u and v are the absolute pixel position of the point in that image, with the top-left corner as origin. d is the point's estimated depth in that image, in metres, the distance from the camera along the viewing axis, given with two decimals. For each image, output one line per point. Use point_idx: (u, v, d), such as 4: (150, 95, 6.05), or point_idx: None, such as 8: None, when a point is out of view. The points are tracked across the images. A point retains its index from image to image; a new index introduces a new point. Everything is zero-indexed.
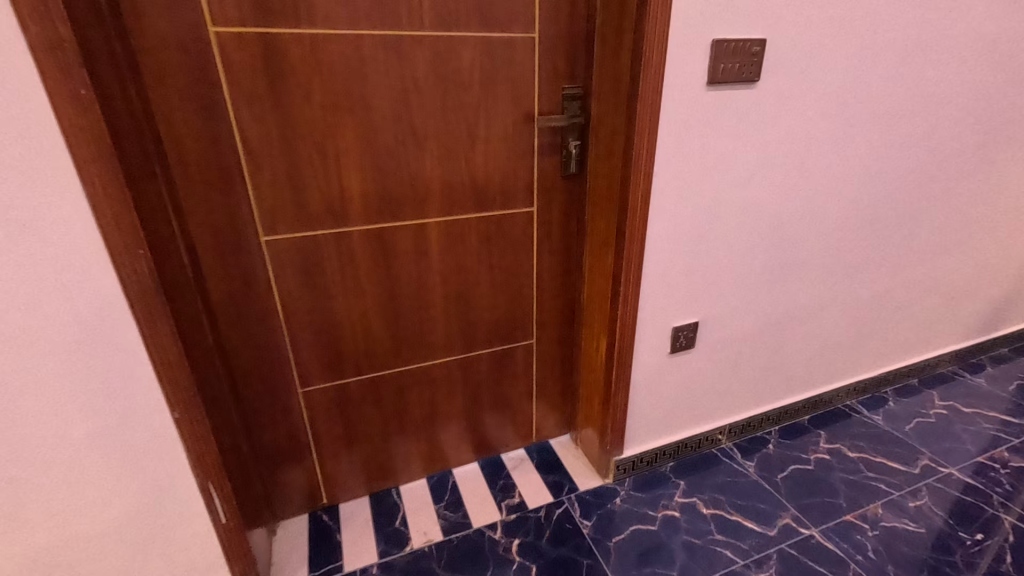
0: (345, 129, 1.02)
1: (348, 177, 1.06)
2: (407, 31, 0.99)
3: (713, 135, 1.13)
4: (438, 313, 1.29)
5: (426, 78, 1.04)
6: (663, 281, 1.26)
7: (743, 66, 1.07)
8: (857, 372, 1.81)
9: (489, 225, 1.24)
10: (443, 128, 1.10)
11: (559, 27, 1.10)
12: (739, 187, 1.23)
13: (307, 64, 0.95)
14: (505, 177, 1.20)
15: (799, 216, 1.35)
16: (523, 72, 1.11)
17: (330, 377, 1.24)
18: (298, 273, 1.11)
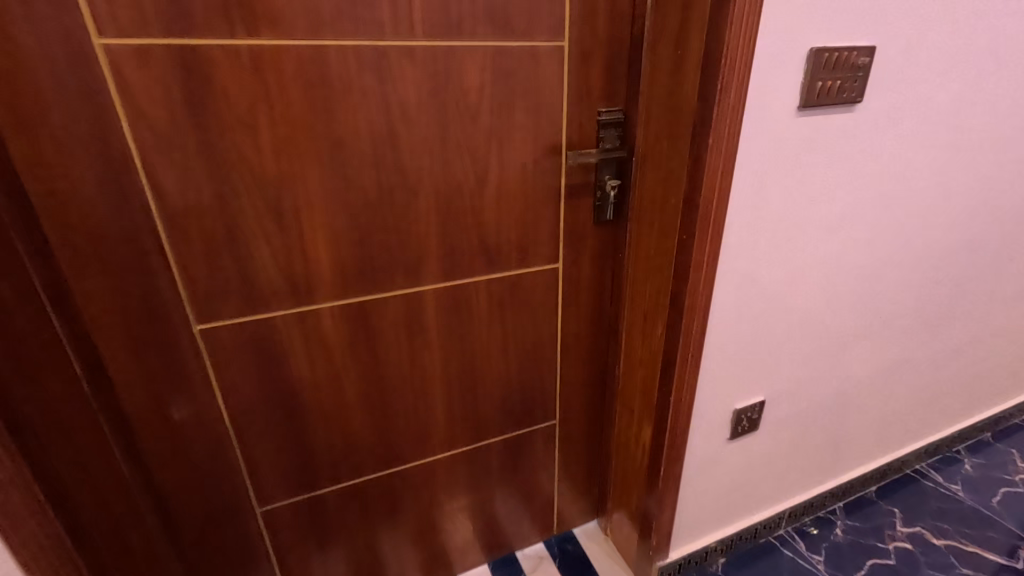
0: (308, 177, 0.74)
1: (314, 240, 0.78)
2: (391, 42, 0.71)
3: (800, 174, 0.85)
4: (438, 399, 1.01)
5: (417, 105, 0.76)
6: (726, 356, 0.99)
7: (846, 83, 0.79)
8: (930, 433, 1.54)
9: (501, 290, 0.96)
10: (442, 169, 0.82)
11: (596, 33, 0.82)
12: (823, 236, 0.95)
13: (252, 90, 0.67)
14: (522, 229, 0.92)
15: (888, 266, 1.08)
16: (548, 93, 0.84)
17: (300, 489, 0.95)
18: (250, 367, 0.82)
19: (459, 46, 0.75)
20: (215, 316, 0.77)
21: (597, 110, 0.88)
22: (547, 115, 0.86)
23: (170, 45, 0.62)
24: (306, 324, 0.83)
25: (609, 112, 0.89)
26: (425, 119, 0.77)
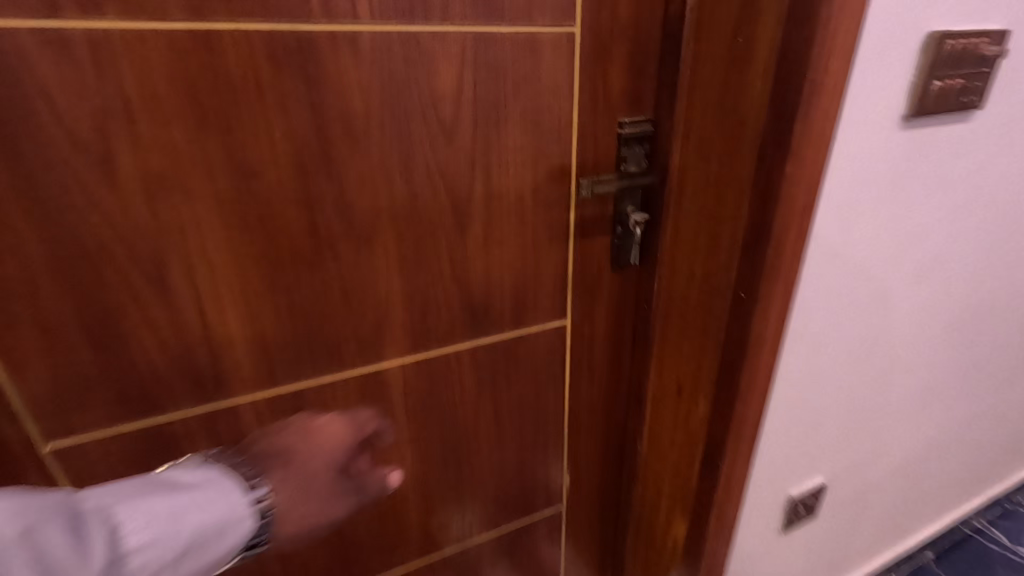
0: (202, 227, 0.50)
1: (219, 314, 0.54)
2: (319, 26, 0.48)
3: (890, 208, 0.64)
4: (411, 498, 0.78)
5: (367, 119, 0.53)
6: (783, 437, 0.77)
7: (968, 82, 0.58)
8: (994, 485, 1.33)
9: (494, 357, 0.73)
10: (405, 208, 0.58)
11: (615, 17, 0.59)
12: (909, 283, 0.73)
13: (98, 101, 0.43)
14: (521, 278, 0.69)
15: (978, 311, 0.86)
16: (552, 100, 0.61)
17: None
18: None
19: (427, 32, 0.52)
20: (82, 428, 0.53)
21: (617, 121, 0.65)
22: (554, 129, 0.62)
23: None
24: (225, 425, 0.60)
25: (632, 124, 0.65)
26: (381, 138, 0.54)
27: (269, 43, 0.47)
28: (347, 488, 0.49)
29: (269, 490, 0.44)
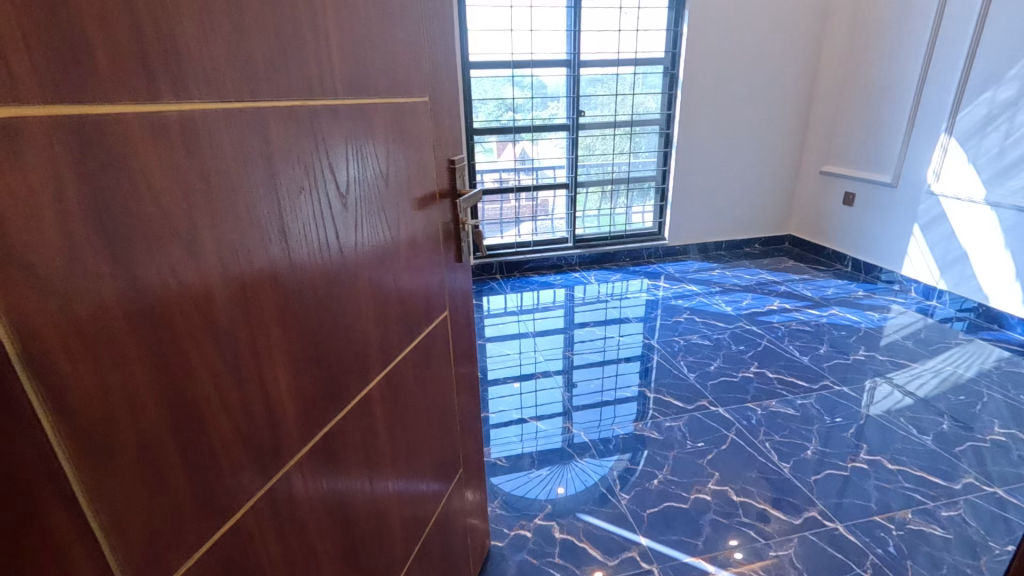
0: (271, 277, 0.57)
1: (284, 357, 0.61)
2: (318, 99, 0.61)
3: None
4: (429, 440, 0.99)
5: (294, 174, 0.58)
6: None
7: None
8: None
9: (426, 351, 0.95)
10: (370, 238, 0.74)
11: (440, 87, 0.91)
12: None
13: (248, 174, 0.52)
14: (404, 284, 0.85)
15: None
16: (426, 144, 0.88)
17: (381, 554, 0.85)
18: (289, 509, 0.64)
19: (348, 103, 0.66)
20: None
21: (449, 157, 0.97)
22: (393, 163, 0.77)
23: (187, 111, 0.46)
24: (255, 513, 0.58)
25: (458, 159, 1.00)
26: (359, 180, 0.70)
27: (262, 115, 0.53)
28: (445, 229, 1.00)
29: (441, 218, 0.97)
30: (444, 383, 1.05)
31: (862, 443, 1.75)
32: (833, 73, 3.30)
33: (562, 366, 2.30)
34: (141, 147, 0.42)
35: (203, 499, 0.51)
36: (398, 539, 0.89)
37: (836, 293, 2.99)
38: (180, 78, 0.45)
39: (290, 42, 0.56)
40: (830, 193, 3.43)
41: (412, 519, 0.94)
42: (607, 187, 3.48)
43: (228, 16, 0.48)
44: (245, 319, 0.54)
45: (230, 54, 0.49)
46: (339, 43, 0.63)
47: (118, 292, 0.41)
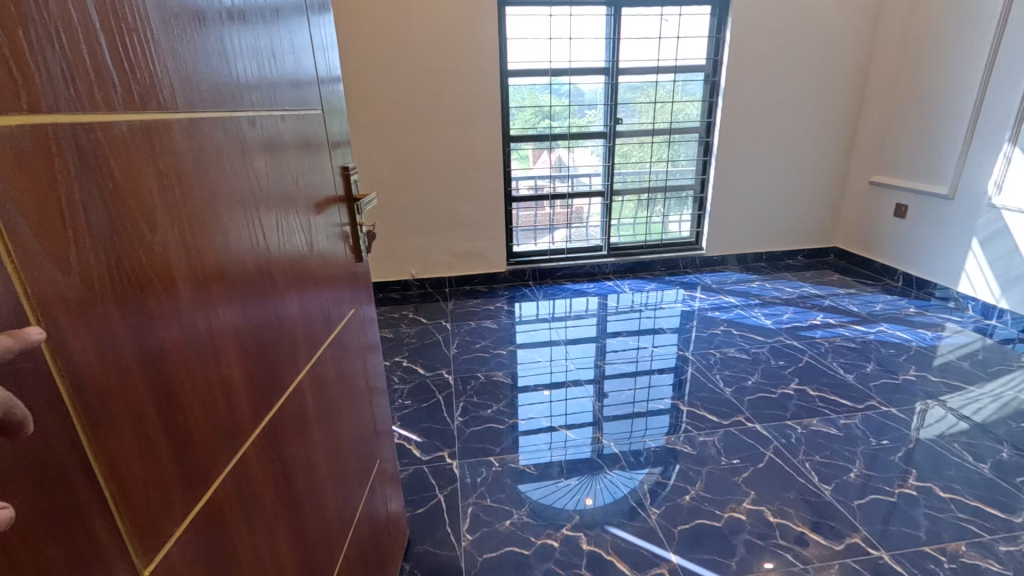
0: (217, 270, 0.60)
1: (233, 348, 0.63)
2: (241, 106, 0.65)
3: None
4: (354, 429, 1.05)
5: (227, 177, 0.62)
6: None
7: None
8: None
9: (342, 347, 1.00)
10: (290, 238, 0.77)
11: (330, 98, 0.96)
12: None
13: (191, 176, 0.56)
14: (318, 283, 0.89)
15: None
16: (324, 151, 0.93)
17: (323, 543, 0.89)
18: (247, 494, 0.67)
19: (263, 111, 0.71)
20: (141, 563, 0.48)
21: (344, 163, 1.02)
22: (298, 169, 0.81)
23: (148, 119, 0.50)
24: (223, 496, 0.61)
25: (353, 166, 1.05)
26: (277, 182, 0.74)
27: (201, 122, 0.58)
28: (346, 232, 1.04)
29: (343, 222, 1.03)
30: (360, 380, 1.09)
31: (910, 468, 1.66)
32: (884, 79, 3.17)
33: (593, 376, 2.28)
34: (118, 148, 0.45)
35: (182, 475, 0.54)
36: (334, 521, 0.94)
37: (885, 309, 2.85)
38: (143, 91, 0.49)
39: (219, 56, 0.61)
40: (880, 204, 3.29)
41: (343, 504, 0.98)
42: (643, 195, 3.44)
43: (168, 34, 0.53)
44: (204, 307, 0.58)
45: (178, 70, 0.54)
46: (251, 58, 0.67)
47: (106, 278, 0.44)
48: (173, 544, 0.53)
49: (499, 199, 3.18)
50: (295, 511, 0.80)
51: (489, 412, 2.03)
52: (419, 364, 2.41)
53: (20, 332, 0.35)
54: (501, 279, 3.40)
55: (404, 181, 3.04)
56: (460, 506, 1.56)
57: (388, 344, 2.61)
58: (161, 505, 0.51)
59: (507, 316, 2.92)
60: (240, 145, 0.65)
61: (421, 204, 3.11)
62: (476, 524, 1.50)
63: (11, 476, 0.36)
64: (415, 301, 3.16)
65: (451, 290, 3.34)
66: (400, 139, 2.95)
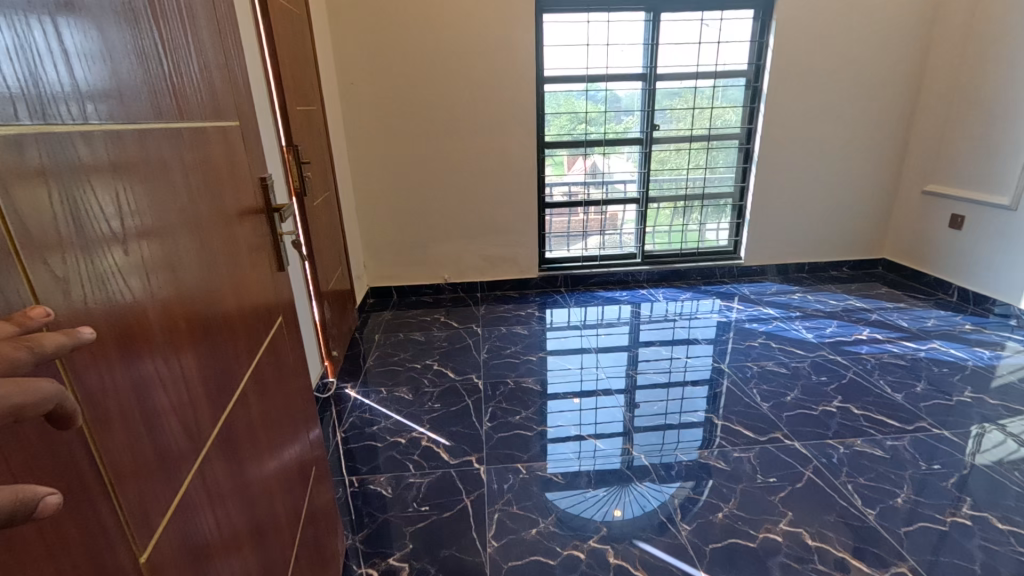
0: (171, 273, 0.64)
1: (189, 348, 0.67)
2: (177, 120, 0.69)
3: None
4: (291, 435, 1.07)
5: (172, 186, 0.66)
6: None
7: None
8: None
9: (274, 353, 1.01)
10: (225, 245, 0.81)
11: (244, 107, 0.95)
12: None
13: (144, 184, 0.60)
14: (252, 289, 0.91)
15: None
16: (246, 161, 0.93)
17: (275, 542, 0.92)
18: (212, 486, 0.70)
19: (194, 123, 0.74)
20: (136, 536, 0.52)
21: (263, 174, 1.00)
22: (225, 178, 0.83)
23: (106, 130, 0.54)
24: (193, 485, 0.65)
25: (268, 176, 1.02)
26: (212, 192, 0.78)
27: (148, 134, 0.62)
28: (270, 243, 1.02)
29: (269, 232, 1.02)
30: (293, 388, 1.11)
31: (965, 496, 1.56)
32: (940, 84, 3.02)
33: (624, 385, 2.24)
34: (86, 155, 0.50)
35: (160, 461, 0.58)
36: (282, 521, 0.96)
37: (938, 326, 2.70)
38: (100, 105, 0.53)
39: (154, 72, 0.64)
40: (934, 214, 3.12)
41: (287, 510, 1.00)
42: (679, 202, 3.37)
43: (116, 52, 0.57)
44: (164, 307, 0.61)
45: (123, 85, 0.58)
46: (177, 71, 0.70)
47: (87, 273, 0.49)
48: (158, 526, 0.56)
49: (533, 205, 3.18)
50: (251, 508, 0.83)
51: (518, 419, 2.02)
52: (449, 367, 2.43)
53: (76, 332, 0.40)
54: (532, 285, 3.39)
55: (436, 188, 3.08)
56: (487, 512, 1.56)
57: (419, 347, 2.64)
58: (146, 496, 0.55)
59: (538, 323, 2.91)
60: (178, 154, 0.68)
61: (454, 210, 3.15)
62: (502, 531, 1.49)
63: (31, 453, 0.40)
64: (446, 305, 3.19)
65: (482, 294, 3.36)
66: (436, 144, 2.99)
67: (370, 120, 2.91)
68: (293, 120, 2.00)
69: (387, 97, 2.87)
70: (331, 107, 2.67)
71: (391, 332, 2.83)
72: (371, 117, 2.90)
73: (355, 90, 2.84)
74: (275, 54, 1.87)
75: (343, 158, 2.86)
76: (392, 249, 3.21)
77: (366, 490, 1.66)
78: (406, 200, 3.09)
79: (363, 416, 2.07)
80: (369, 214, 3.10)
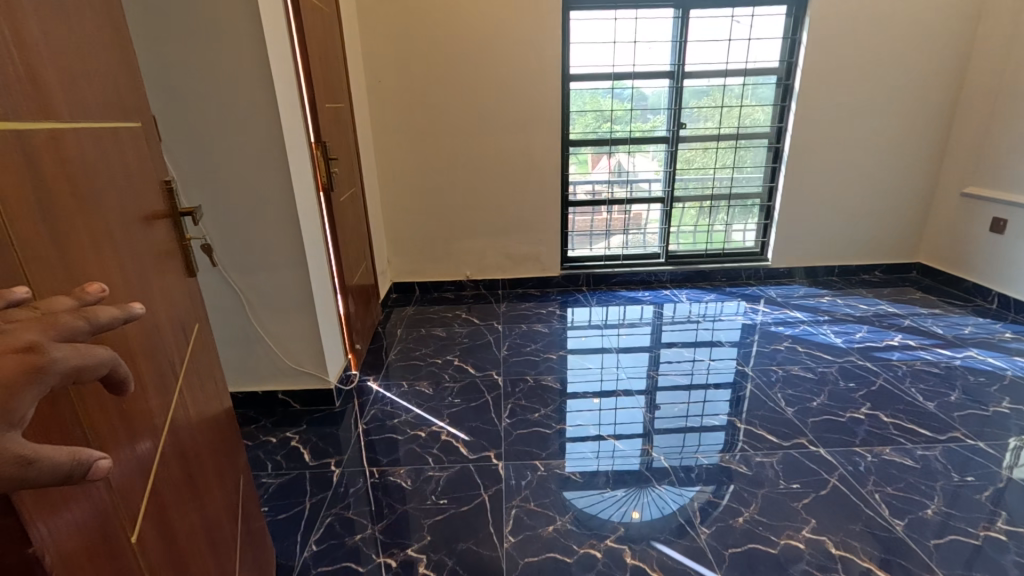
0: (110, 266, 0.68)
1: (133, 339, 0.72)
2: (100, 122, 0.73)
3: None
4: (220, 437, 1.09)
5: (100, 184, 0.70)
6: None
7: None
8: None
9: (197, 356, 1.01)
10: (148, 244, 0.83)
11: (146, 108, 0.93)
12: None
13: (80, 181, 0.64)
14: (171, 290, 0.91)
15: None
16: (152, 163, 0.92)
17: (219, 533, 0.95)
18: (169, 465, 0.77)
19: (109, 125, 0.76)
20: (117, 493, 0.59)
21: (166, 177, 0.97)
22: (138, 179, 0.84)
23: (51, 129, 0.58)
24: (155, 463, 0.72)
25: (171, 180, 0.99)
26: (131, 191, 0.80)
27: (79, 135, 0.66)
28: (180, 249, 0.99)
29: (179, 236, 1.00)
30: (219, 392, 1.12)
31: (1000, 510, 1.50)
32: (982, 82, 2.90)
33: (645, 386, 2.22)
34: (41, 152, 0.55)
35: (129, 437, 0.65)
36: (223, 514, 1.00)
37: (975, 333, 2.60)
38: (42, 107, 0.58)
39: (74, 76, 0.67)
40: (972, 218, 3.00)
41: (227, 501, 1.05)
42: (705, 203, 3.32)
43: (47, 57, 0.60)
44: (112, 297, 0.66)
45: (55, 88, 0.61)
46: (91, 74, 0.72)
47: (56, 261, 0.55)
48: (135, 492, 0.64)
49: (555, 204, 3.17)
50: (198, 494, 0.88)
51: (536, 416, 2.02)
52: (469, 363, 2.44)
53: (130, 309, 0.50)
54: (553, 283, 3.39)
55: (462, 185, 3.11)
56: (504, 508, 1.57)
57: (440, 343, 2.67)
58: (125, 470, 0.62)
59: (559, 321, 2.91)
60: (103, 155, 0.72)
61: (473, 207, 3.16)
62: (519, 527, 1.50)
63: (45, 418, 0.46)
64: (468, 302, 3.21)
65: (503, 292, 3.36)
66: (457, 142, 3.01)
67: (396, 118, 2.94)
68: (321, 117, 2.04)
69: (408, 95, 2.90)
70: (358, 106, 2.72)
71: (413, 328, 2.86)
72: (393, 115, 2.94)
73: (381, 87, 2.88)
74: (305, 51, 1.91)
75: (369, 155, 2.91)
76: (416, 246, 3.25)
77: (386, 481, 1.69)
78: (428, 197, 3.13)
79: (384, 408, 2.10)
80: (394, 211, 3.14)
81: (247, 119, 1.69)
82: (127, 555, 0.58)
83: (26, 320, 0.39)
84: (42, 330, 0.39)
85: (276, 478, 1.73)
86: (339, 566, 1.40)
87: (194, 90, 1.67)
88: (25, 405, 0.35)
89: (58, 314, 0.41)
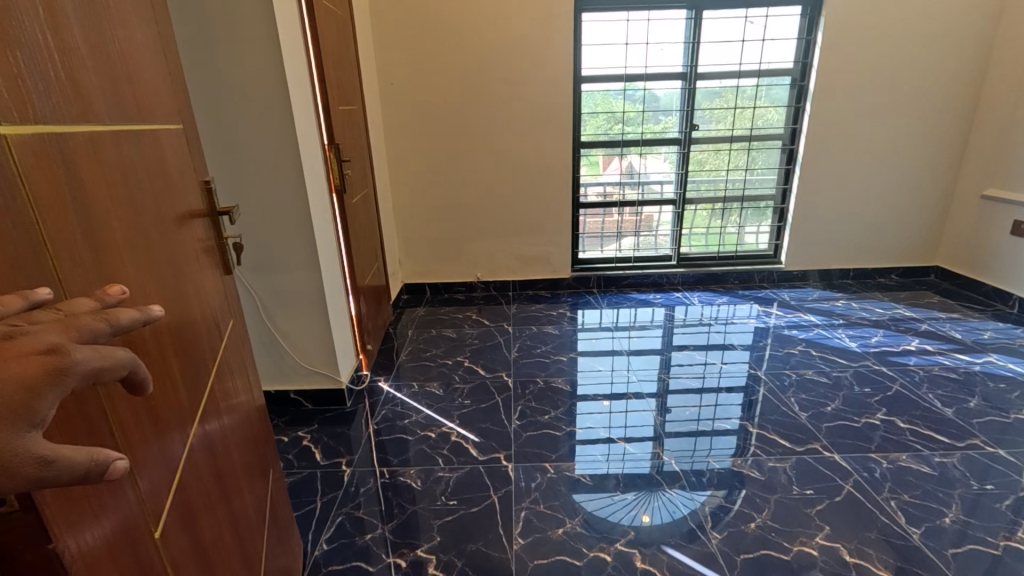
0: (145, 266, 0.70)
1: (166, 336, 0.73)
2: (140, 124, 0.74)
3: None
4: (251, 433, 1.10)
5: (139, 186, 0.71)
6: None
7: None
8: None
9: (230, 353, 1.02)
10: (184, 243, 0.85)
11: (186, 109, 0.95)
12: None
13: (116, 182, 0.64)
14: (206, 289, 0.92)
15: None
16: (192, 164, 0.94)
17: (246, 527, 0.97)
18: (194, 462, 0.78)
19: (151, 128, 0.78)
20: (142, 490, 0.60)
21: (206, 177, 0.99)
22: (177, 180, 0.85)
23: (89, 131, 0.59)
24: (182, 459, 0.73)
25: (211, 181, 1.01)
26: (170, 193, 0.82)
27: (117, 137, 0.67)
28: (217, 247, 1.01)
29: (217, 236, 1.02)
30: (252, 388, 1.13)
31: (1021, 520, 1.47)
32: (1004, 82, 2.84)
33: (656, 389, 2.20)
34: (77, 153, 0.56)
35: (156, 434, 0.66)
36: (250, 510, 1.01)
37: (995, 338, 2.55)
38: (81, 109, 0.59)
39: (117, 80, 0.68)
40: (993, 221, 2.95)
41: (256, 496, 1.06)
42: (717, 204, 3.29)
43: (89, 60, 0.61)
44: (143, 296, 0.67)
45: (96, 91, 0.63)
46: (133, 77, 0.74)
47: (89, 260, 0.56)
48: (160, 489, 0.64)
49: (567, 205, 3.17)
50: (224, 490, 0.89)
51: (547, 418, 2.02)
52: (479, 364, 2.45)
53: (148, 311, 0.50)
54: (565, 285, 3.38)
55: (474, 186, 3.11)
56: (513, 510, 1.57)
57: (451, 344, 2.68)
58: (151, 467, 0.63)
59: (569, 323, 2.90)
60: (143, 157, 0.74)
61: (486, 208, 3.17)
62: (528, 529, 1.50)
63: (70, 418, 0.47)
64: (478, 304, 3.21)
65: (514, 294, 3.36)
66: (470, 144, 3.02)
67: (411, 120, 2.96)
68: (335, 119, 2.05)
69: (422, 98, 2.92)
70: (371, 107, 2.74)
71: (424, 329, 2.88)
72: (407, 117, 2.96)
73: (394, 90, 2.90)
74: (319, 54, 1.93)
75: (382, 156, 2.93)
76: (428, 247, 3.26)
77: (396, 481, 1.70)
78: (442, 199, 3.14)
79: (394, 408, 2.11)
80: (409, 212, 3.16)
81: (269, 120, 1.71)
82: (149, 550, 0.59)
83: (49, 322, 0.40)
84: (64, 333, 0.40)
85: (289, 476, 1.75)
86: (349, 565, 1.40)
87: (219, 93, 1.70)
88: (47, 406, 0.36)
89: (79, 316, 0.42)
